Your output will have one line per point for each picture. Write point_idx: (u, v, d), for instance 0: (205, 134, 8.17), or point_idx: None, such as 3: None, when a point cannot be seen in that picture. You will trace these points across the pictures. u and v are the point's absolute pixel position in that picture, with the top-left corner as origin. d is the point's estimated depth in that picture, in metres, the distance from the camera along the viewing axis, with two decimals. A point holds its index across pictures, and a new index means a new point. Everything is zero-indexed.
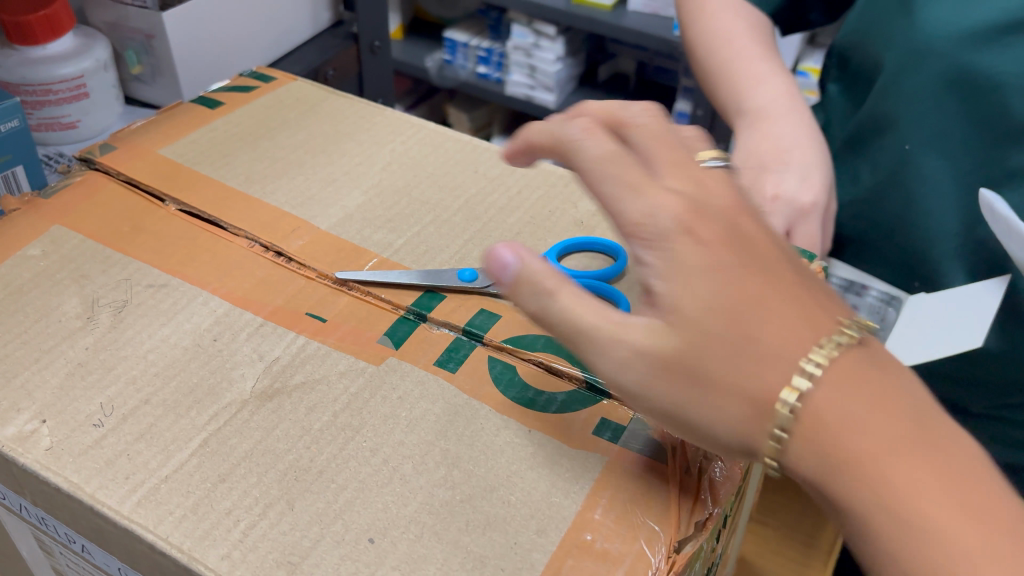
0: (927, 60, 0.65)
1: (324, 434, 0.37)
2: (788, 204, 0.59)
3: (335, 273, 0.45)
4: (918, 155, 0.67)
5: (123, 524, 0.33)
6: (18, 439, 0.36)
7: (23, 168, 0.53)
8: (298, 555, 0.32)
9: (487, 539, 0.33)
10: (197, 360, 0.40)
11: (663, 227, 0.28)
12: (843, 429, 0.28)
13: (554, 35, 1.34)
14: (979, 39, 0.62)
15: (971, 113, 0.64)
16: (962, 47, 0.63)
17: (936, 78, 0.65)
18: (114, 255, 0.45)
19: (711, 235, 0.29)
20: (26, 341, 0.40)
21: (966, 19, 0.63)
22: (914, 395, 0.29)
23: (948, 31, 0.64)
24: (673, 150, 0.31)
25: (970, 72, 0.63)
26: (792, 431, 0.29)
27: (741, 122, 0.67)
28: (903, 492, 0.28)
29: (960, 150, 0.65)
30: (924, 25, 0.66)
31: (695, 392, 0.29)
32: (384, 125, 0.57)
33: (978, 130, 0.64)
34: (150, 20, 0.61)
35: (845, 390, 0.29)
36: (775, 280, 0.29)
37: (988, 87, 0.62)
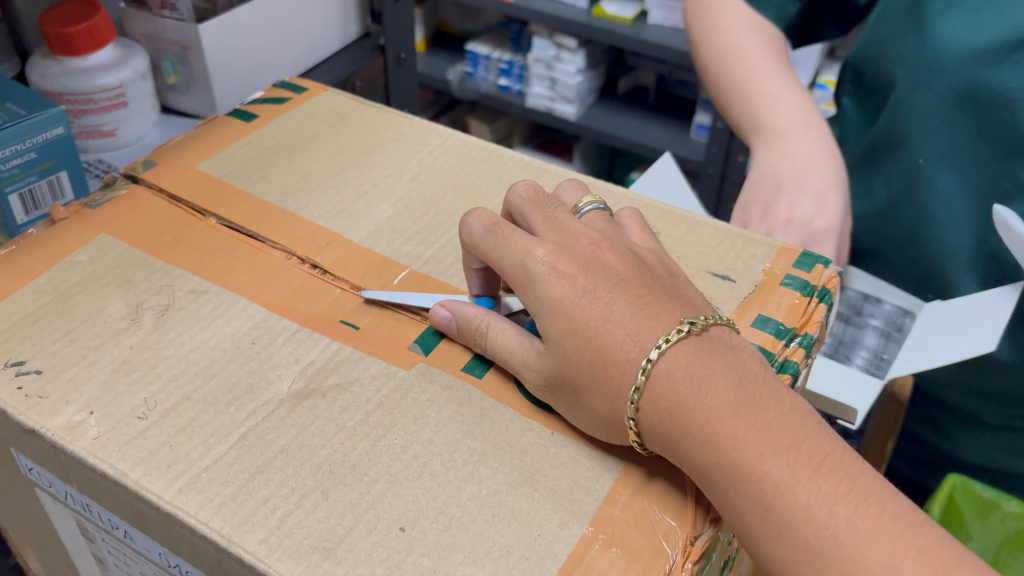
0: (938, 78, 0.67)
1: (357, 431, 0.38)
2: (802, 227, 0.61)
3: (361, 293, 0.46)
4: (931, 168, 0.69)
5: (166, 509, 0.35)
6: (66, 428, 0.38)
7: (66, 175, 0.56)
8: (332, 542, 0.34)
9: (513, 531, 0.34)
10: (235, 361, 0.42)
11: (532, 272, 0.39)
12: (688, 408, 0.35)
13: (575, 48, 1.35)
14: (988, 57, 0.63)
15: (982, 128, 0.65)
16: (972, 64, 0.64)
17: (948, 95, 0.66)
18: (155, 261, 0.47)
19: (571, 269, 0.39)
20: (73, 340, 0.42)
21: (977, 36, 0.64)
22: (752, 375, 0.36)
23: (959, 48, 0.65)
24: (544, 212, 0.43)
25: (980, 89, 0.64)
26: (641, 415, 0.36)
27: (760, 140, 0.68)
28: (748, 449, 0.34)
29: (973, 163, 0.67)
30: (936, 43, 0.66)
31: (575, 401, 0.38)
32: (411, 135, 0.59)
33: (989, 145, 0.65)
34: (186, 32, 0.63)
35: (682, 375, 0.36)
36: (628, 289, 0.39)
37: (998, 102, 0.63)
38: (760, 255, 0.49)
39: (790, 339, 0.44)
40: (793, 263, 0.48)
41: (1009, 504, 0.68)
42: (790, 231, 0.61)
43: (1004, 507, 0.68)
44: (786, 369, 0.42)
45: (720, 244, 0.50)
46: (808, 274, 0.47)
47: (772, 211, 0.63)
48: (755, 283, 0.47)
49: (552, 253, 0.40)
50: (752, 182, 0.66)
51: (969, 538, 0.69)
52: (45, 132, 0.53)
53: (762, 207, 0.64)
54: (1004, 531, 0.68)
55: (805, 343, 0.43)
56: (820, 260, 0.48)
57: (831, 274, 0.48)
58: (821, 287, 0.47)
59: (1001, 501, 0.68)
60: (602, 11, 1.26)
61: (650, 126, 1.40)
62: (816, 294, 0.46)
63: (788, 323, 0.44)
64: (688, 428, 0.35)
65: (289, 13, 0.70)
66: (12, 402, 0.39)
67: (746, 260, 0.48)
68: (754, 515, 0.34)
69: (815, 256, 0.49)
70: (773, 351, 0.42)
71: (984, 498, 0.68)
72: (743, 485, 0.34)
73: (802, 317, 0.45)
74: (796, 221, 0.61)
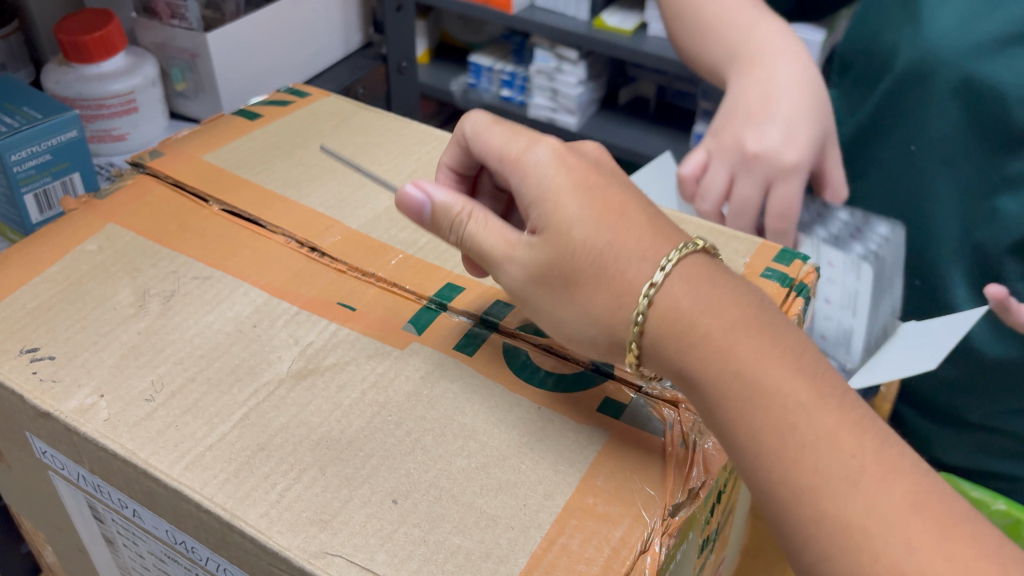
0: (936, 70, 0.73)
1: (354, 409, 0.41)
2: (766, 166, 0.64)
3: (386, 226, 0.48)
4: (922, 155, 0.77)
5: (173, 485, 0.37)
6: (79, 411, 0.40)
7: (79, 175, 0.58)
8: (329, 514, 0.36)
9: (500, 501, 0.36)
10: (238, 343, 0.44)
11: (536, 159, 0.40)
12: (698, 319, 0.36)
13: (575, 59, 1.38)
14: (983, 51, 0.69)
15: (973, 120, 0.72)
16: (967, 58, 0.70)
17: (945, 86, 0.73)
18: (163, 250, 0.50)
19: (580, 165, 0.40)
20: (84, 326, 0.44)
21: (975, 31, 0.70)
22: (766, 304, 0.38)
23: (956, 42, 0.71)
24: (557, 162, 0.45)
25: (974, 82, 0.70)
26: (648, 315, 0.37)
27: (735, 74, 0.71)
28: (751, 366, 0.35)
29: (962, 150, 0.73)
30: (934, 35, 0.72)
31: (567, 297, 0.39)
32: (410, 137, 0.62)
33: (978, 135, 0.72)
34: (195, 40, 0.66)
35: (697, 292, 0.37)
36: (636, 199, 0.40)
37: (990, 96, 0.69)
38: (741, 250, 0.51)
39: None
40: (773, 257, 0.50)
41: (996, 503, 0.68)
42: (752, 174, 0.65)
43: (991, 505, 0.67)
44: None
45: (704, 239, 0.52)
46: (788, 268, 0.50)
47: (738, 147, 0.66)
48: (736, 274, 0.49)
49: (559, 145, 0.41)
50: (724, 117, 0.69)
51: None
52: (59, 132, 0.55)
53: (730, 139, 0.67)
54: None
55: None
56: (799, 256, 0.51)
57: (809, 268, 0.50)
58: (799, 282, 0.49)
59: (989, 499, 0.68)
60: (603, 23, 1.28)
61: (650, 136, 1.42)
62: (794, 287, 0.48)
63: None
64: (697, 340, 0.36)
65: (294, 21, 0.72)
66: (27, 386, 0.41)
67: (728, 253, 0.51)
68: (762, 438, 0.35)
69: (795, 252, 0.51)
70: None
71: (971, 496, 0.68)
72: (745, 421, 0.35)
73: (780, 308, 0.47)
74: (761, 156, 0.65)
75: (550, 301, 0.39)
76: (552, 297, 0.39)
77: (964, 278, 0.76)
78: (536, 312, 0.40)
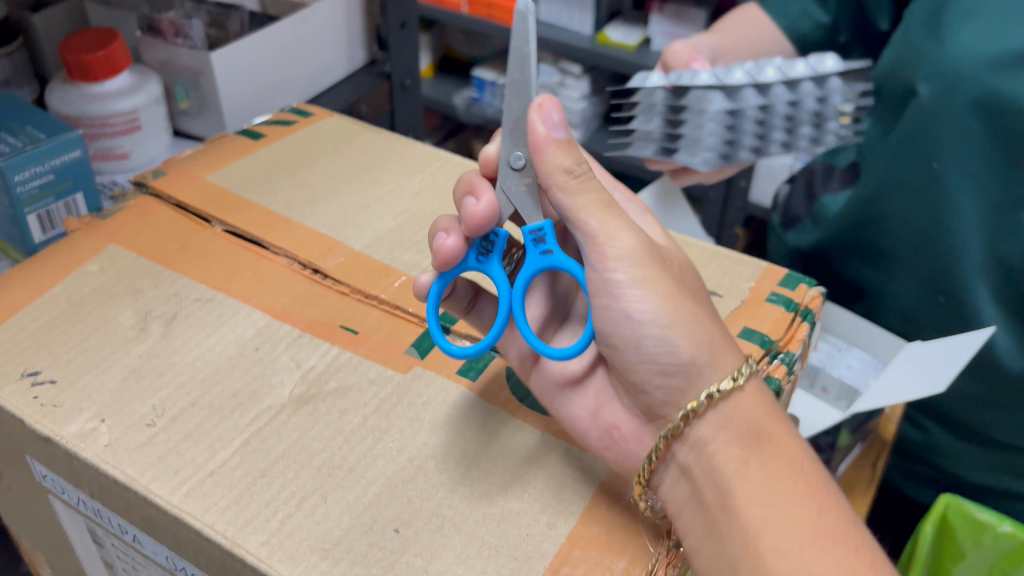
0: (954, 85, 0.63)
1: (355, 435, 0.40)
2: None
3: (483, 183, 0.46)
4: (947, 175, 0.65)
5: (173, 513, 0.36)
6: (79, 435, 0.40)
7: (82, 195, 0.58)
8: (330, 543, 0.35)
9: (502, 531, 0.36)
10: (240, 367, 0.44)
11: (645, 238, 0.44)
12: (752, 432, 0.37)
13: (579, 73, 1.37)
14: (1007, 63, 0.60)
15: (999, 137, 0.61)
16: (989, 71, 0.61)
17: (965, 100, 0.62)
18: (165, 272, 0.49)
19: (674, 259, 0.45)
20: (86, 348, 0.44)
21: (994, 42, 0.61)
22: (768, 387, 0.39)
23: (979, 52, 0.61)
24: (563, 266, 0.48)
25: (995, 97, 0.60)
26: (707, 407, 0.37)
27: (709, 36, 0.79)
28: (779, 477, 0.35)
29: (984, 169, 0.63)
30: (955, 48, 0.63)
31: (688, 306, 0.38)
32: (413, 157, 0.62)
33: (1005, 152, 0.61)
34: (199, 60, 0.66)
35: (751, 409, 0.38)
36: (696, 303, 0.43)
37: (1012, 112, 0.60)
38: (746, 273, 0.51)
39: (773, 355, 0.45)
40: (778, 282, 0.50)
41: (1002, 524, 0.65)
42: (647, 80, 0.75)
43: (997, 526, 0.65)
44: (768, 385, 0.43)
45: (708, 262, 0.52)
46: (793, 292, 0.49)
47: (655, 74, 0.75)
48: (741, 299, 0.49)
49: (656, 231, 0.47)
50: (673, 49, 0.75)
51: (964, 555, 0.67)
52: (62, 151, 0.55)
53: None
54: (998, 550, 0.65)
55: (786, 360, 0.45)
56: (804, 281, 0.50)
57: (814, 293, 0.50)
58: (804, 306, 0.49)
59: (994, 520, 0.65)
60: (605, 38, 1.27)
61: None
62: (799, 312, 0.48)
63: (771, 336, 0.46)
64: (767, 425, 0.37)
65: (296, 39, 0.72)
66: (28, 410, 0.41)
67: (732, 278, 0.51)
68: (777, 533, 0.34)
69: (799, 277, 0.51)
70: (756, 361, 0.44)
71: (977, 518, 0.65)
72: (756, 510, 0.35)
73: (785, 334, 0.47)
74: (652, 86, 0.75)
75: (659, 286, 0.38)
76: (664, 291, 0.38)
77: (990, 298, 0.66)
78: (624, 286, 0.38)
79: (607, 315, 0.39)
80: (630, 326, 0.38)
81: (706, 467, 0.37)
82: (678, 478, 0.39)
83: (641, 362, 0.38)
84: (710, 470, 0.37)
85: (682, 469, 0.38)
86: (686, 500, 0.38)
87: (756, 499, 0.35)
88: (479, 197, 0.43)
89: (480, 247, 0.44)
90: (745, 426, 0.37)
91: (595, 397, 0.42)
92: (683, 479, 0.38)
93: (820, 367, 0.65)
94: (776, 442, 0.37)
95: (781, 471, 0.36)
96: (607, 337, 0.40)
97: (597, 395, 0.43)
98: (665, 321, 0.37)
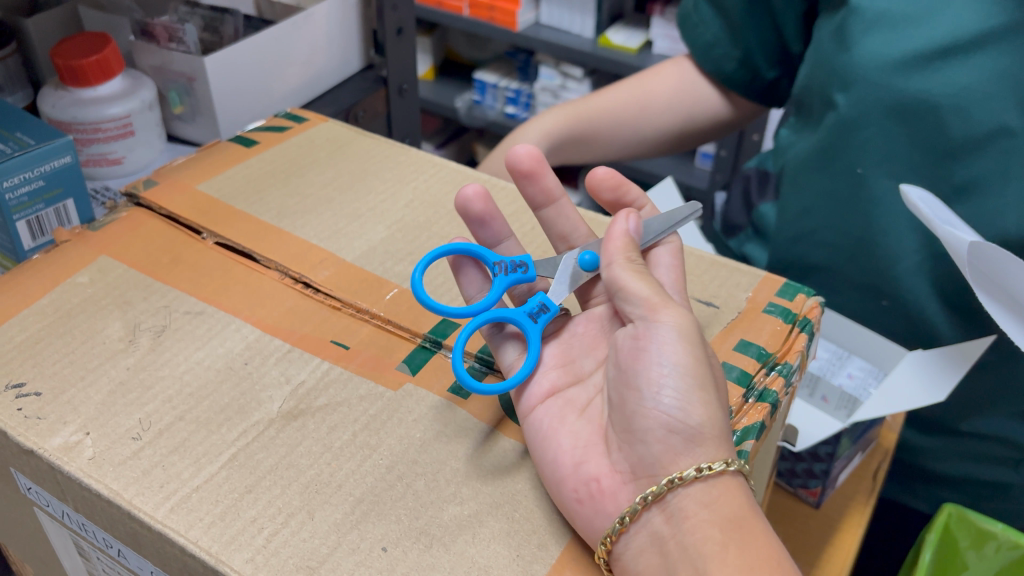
0: (863, 91, 0.67)
1: (344, 451, 0.40)
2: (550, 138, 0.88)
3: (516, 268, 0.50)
4: (872, 177, 0.68)
5: (157, 528, 0.36)
6: (63, 449, 0.39)
7: (73, 202, 0.57)
8: (316, 561, 0.35)
9: (492, 551, 0.36)
10: (228, 381, 0.43)
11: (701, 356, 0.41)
12: (729, 522, 0.36)
13: (581, 77, 1.35)
14: (911, 65, 0.64)
15: (915, 137, 0.65)
16: (895, 75, 0.65)
17: (878, 107, 0.66)
18: (155, 284, 0.49)
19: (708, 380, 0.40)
20: (73, 360, 0.43)
21: (893, 47, 0.65)
22: None
23: (882, 60, 0.65)
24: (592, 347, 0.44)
25: (905, 98, 0.65)
26: (684, 481, 0.36)
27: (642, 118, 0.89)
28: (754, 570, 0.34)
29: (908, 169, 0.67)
30: (859, 58, 0.67)
31: (713, 389, 0.38)
32: (407, 164, 0.61)
33: (923, 152, 0.65)
34: (193, 65, 0.65)
35: (726, 499, 0.36)
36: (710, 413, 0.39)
37: (922, 112, 0.64)
38: (743, 284, 0.51)
39: (769, 367, 0.45)
40: (776, 292, 0.50)
41: (1006, 535, 0.63)
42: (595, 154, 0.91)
43: (1000, 537, 0.63)
44: (766, 398, 0.43)
45: (705, 272, 0.51)
46: (790, 303, 0.49)
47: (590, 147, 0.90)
48: (738, 310, 0.48)
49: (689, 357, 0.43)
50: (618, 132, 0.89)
51: (966, 568, 0.66)
52: (52, 159, 0.54)
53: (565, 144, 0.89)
54: (1001, 560, 0.64)
55: (784, 372, 0.44)
56: (802, 290, 0.50)
57: (812, 304, 0.49)
58: (802, 317, 0.48)
59: (997, 530, 0.63)
60: (608, 41, 1.26)
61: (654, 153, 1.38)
62: (798, 323, 0.48)
63: (768, 349, 0.46)
64: (748, 516, 0.36)
65: (292, 45, 0.71)
66: (11, 422, 0.40)
67: (729, 288, 0.50)
68: None
69: (797, 287, 0.50)
70: (752, 375, 0.44)
71: (981, 527, 0.64)
72: None
73: (782, 345, 0.46)
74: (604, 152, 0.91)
75: (696, 346, 0.38)
76: (698, 359, 0.38)
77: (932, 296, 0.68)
78: (656, 342, 0.38)
79: (639, 355, 0.38)
80: (659, 370, 0.37)
81: (681, 542, 0.35)
82: (645, 547, 0.36)
83: (653, 410, 0.37)
84: (686, 546, 0.35)
85: (655, 540, 0.36)
86: (654, 573, 0.36)
87: None
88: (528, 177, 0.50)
89: (510, 262, 0.47)
90: (728, 512, 0.36)
91: (586, 440, 0.39)
92: (652, 548, 0.36)
93: (820, 376, 0.64)
94: (756, 534, 0.36)
95: (758, 560, 0.35)
96: (623, 388, 0.38)
97: (588, 443, 0.39)
98: (692, 379, 0.37)
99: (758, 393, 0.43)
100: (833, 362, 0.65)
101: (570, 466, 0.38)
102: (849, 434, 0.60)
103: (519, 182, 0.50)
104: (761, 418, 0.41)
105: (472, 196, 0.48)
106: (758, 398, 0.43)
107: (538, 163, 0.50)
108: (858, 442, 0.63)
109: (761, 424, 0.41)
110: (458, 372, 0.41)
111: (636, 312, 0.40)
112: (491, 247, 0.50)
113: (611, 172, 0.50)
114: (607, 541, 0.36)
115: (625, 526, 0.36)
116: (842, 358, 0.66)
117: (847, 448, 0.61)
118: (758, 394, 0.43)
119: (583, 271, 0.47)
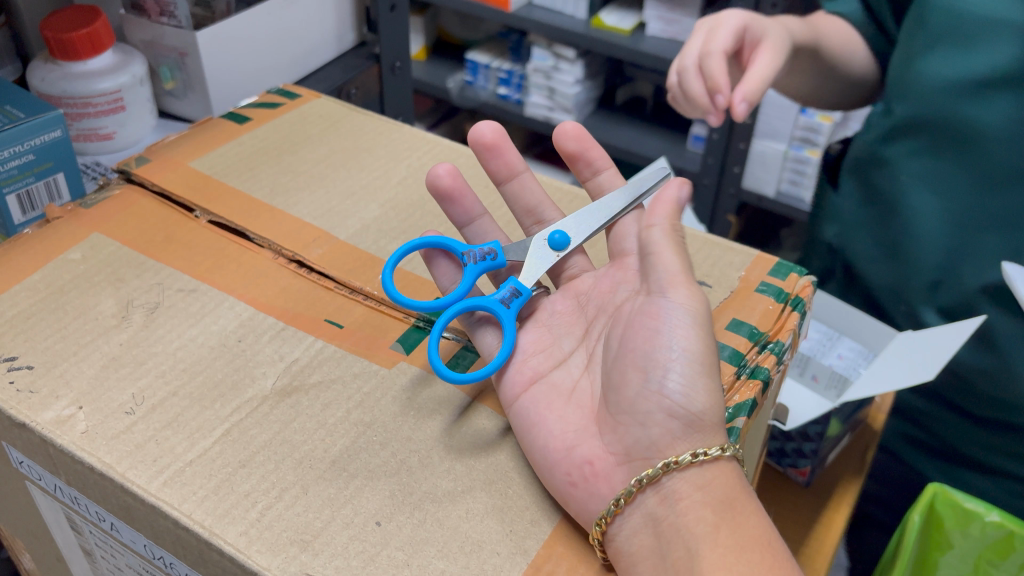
0: (918, 105, 0.73)
1: (338, 427, 0.40)
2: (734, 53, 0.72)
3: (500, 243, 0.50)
4: (910, 187, 0.75)
5: (150, 501, 0.36)
6: (56, 422, 0.39)
7: (63, 176, 0.57)
8: (310, 534, 0.35)
9: (485, 526, 0.36)
10: (222, 358, 0.43)
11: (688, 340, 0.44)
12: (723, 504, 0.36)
13: (573, 58, 1.33)
14: (967, 88, 0.69)
15: (958, 157, 0.71)
16: (953, 96, 0.70)
17: (926, 122, 0.72)
18: (147, 261, 0.49)
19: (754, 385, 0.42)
20: (66, 335, 0.43)
21: (952, 68, 0.70)
22: None
23: (939, 78, 0.71)
24: (574, 330, 0.44)
25: (956, 117, 0.70)
26: (680, 465, 0.36)
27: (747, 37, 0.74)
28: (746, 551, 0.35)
29: (949, 186, 0.72)
30: (920, 74, 0.73)
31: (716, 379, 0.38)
32: (400, 141, 0.61)
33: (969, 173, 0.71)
34: (184, 39, 0.65)
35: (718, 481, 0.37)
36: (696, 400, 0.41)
37: (965, 134, 0.70)
38: (736, 262, 0.51)
39: (761, 346, 0.45)
40: (768, 271, 0.50)
41: (989, 514, 0.64)
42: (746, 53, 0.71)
43: (985, 516, 0.64)
44: (757, 375, 0.43)
45: (698, 251, 0.52)
46: (783, 282, 0.49)
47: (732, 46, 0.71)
48: (731, 289, 0.48)
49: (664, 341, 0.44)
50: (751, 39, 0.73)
51: (951, 546, 0.66)
52: (41, 133, 0.54)
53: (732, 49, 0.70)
54: (984, 539, 0.65)
55: (776, 350, 0.44)
56: (795, 270, 0.50)
57: (805, 282, 0.49)
58: (794, 296, 0.48)
59: (982, 510, 0.64)
60: (600, 22, 1.25)
61: (647, 135, 1.37)
62: (790, 302, 0.48)
63: (759, 328, 0.46)
64: (738, 497, 0.37)
65: (284, 21, 0.71)
66: (5, 396, 0.40)
67: (722, 267, 0.50)
68: None
69: (790, 266, 0.50)
70: (744, 353, 0.44)
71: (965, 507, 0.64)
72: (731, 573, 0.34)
73: (774, 324, 0.46)
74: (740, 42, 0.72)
75: (707, 336, 0.38)
76: (711, 347, 0.38)
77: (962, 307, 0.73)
78: (671, 323, 0.38)
79: (651, 336, 0.38)
80: (668, 354, 0.38)
81: (674, 523, 0.36)
82: (639, 527, 0.36)
83: (657, 392, 0.37)
84: (679, 528, 0.36)
85: (648, 519, 0.36)
86: (646, 554, 0.35)
87: (726, 568, 0.34)
88: (496, 157, 0.50)
89: (479, 250, 0.46)
90: (720, 494, 0.36)
91: (576, 425, 0.39)
92: (646, 529, 0.36)
93: (810, 356, 0.65)
94: (746, 514, 0.36)
95: (748, 542, 0.35)
96: (627, 367, 0.39)
97: (581, 427, 0.39)
98: (698, 368, 0.37)
99: (750, 370, 0.43)
100: (822, 345, 0.66)
101: (563, 449, 0.38)
102: (838, 415, 0.60)
103: (483, 157, 0.50)
104: (752, 395, 0.42)
105: (441, 174, 0.48)
106: (750, 376, 0.43)
107: (500, 137, 0.50)
108: (846, 422, 0.63)
109: (752, 402, 0.41)
110: (436, 366, 0.41)
111: (655, 288, 0.40)
112: (463, 225, 0.50)
113: (578, 127, 0.50)
114: (602, 522, 0.36)
115: (620, 508, 0.36)
116: (834, 341, 0.66)
117: (835, 429, 0.61)
118: (750, 371, 0.43)
119: (553, 251, 0.47)
